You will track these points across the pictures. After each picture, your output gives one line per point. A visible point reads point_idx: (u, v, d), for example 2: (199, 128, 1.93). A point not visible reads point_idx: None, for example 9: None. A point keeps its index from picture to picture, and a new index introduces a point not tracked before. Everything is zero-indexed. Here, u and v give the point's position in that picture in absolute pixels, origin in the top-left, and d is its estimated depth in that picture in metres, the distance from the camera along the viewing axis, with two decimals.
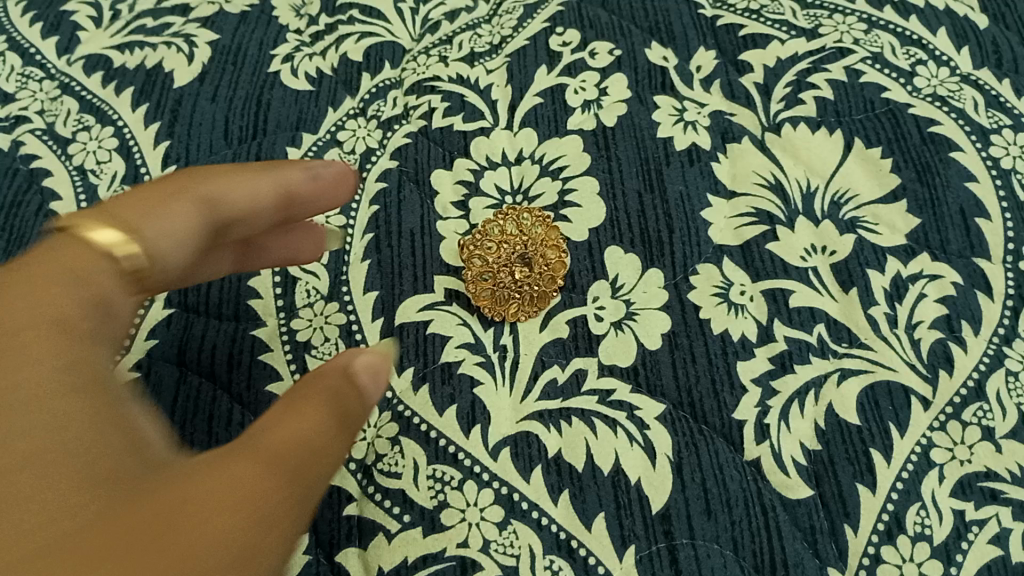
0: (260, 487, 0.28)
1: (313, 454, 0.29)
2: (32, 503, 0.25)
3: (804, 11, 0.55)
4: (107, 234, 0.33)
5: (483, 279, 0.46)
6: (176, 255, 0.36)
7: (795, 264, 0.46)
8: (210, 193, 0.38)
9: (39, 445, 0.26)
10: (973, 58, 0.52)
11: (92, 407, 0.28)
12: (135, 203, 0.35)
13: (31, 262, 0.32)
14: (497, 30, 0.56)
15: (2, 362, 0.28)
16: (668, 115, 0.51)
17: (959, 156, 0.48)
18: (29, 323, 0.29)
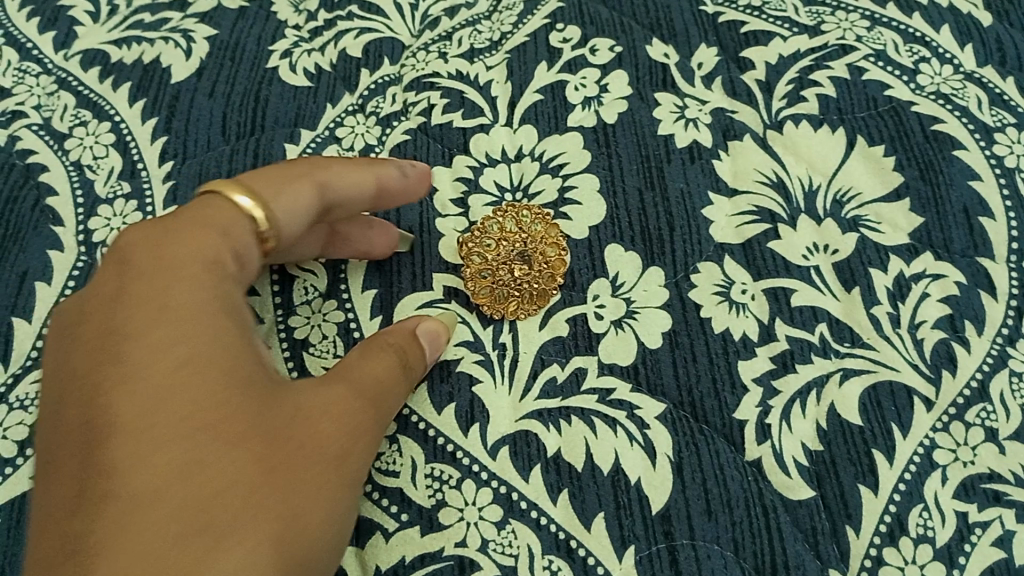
0: (348, 409, 0.36)
1: (393, 388, 0.38)
2: (202, 414, 0.31)
3: (806, 8, 0.54)
4: (245, 202, 0.38)
5: (483, 277, 0.45)
6: (293, 230, 0.40)
7: (797, 263, 0.45)
8: (324, 180, 0.41)
9: (202, 369, 0.32)
10: (976, 56, 0.52)
11: (237, 342, 0.34)
12: (268, 180, 0.40)
13: (186, 217, 0.37)
14: (497, 26, 0.55)
15: (172, 294, 0.34)
16: (669, 112, 0.51)
17: (962, 154, 0.48)
18: (191, 265, 0.35)
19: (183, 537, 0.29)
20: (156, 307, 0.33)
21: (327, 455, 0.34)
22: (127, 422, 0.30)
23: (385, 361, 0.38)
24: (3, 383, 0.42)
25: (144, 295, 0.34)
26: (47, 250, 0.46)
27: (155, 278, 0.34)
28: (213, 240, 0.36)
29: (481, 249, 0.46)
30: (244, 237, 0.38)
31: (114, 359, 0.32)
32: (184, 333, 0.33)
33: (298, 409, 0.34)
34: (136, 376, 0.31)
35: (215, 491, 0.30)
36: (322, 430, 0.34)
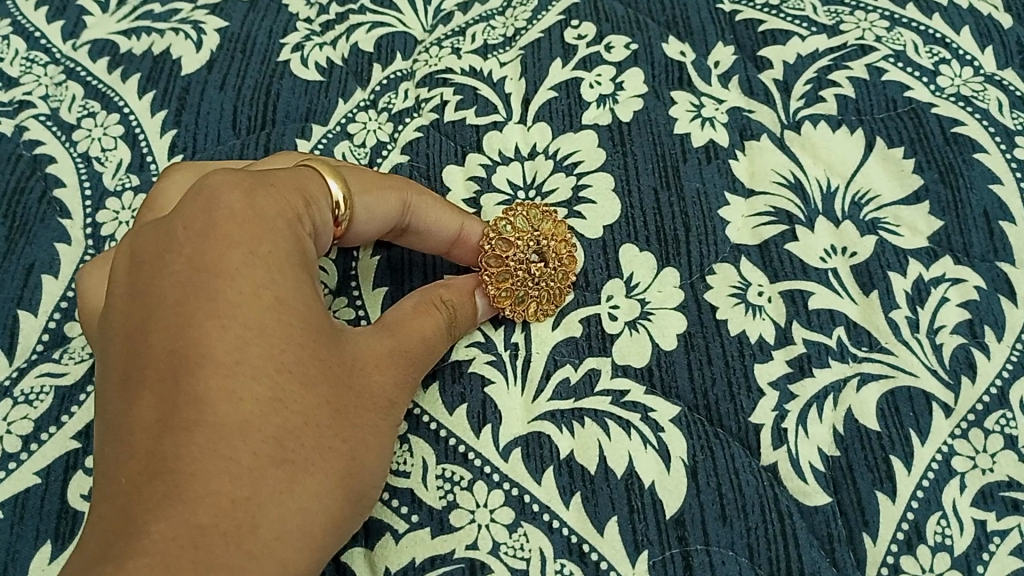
0: (396, 364, 0.38)
1: (437, 346, 0.40)
2: (278, 353, 0.33)
3: (825, 7, 0.54)
4: (335, 187, 0.40)
5: (502, 279, 0.43)
6: (365, 230, 0.42)
7: (815, 265, 0.45)
8: (414, 203, 0.43)
9: (280, 310, 0.34)
10: (997, 58, 0.51)
11: (308, 288, 0.36)
12: (362, 179, 0.42)
13: (273, 174, 0.38)
14: (511, 22, 0.55)
15: (256, 239, 0.35)
16: (685, 111, 0.50)
17: (982, 157, 0.47)
18: (272, 215, 0.36)
19: (263, 467, 0.32)
20: (250, 249, 0.34)
21: (378, 401, 0.37)
22: (222, 354, 0.32)
23: (438, 319, 0.40)
24: (8, 376, 0.41)
25: (229, 237, 0.34)
26: (54, 243, 0.45)
27: (248, 222, 0.35)
28: (299, 200, 0.38)
29: (498, 250, 0.43)
30: (326, 208, 0.39)
31: (210, 293, 0.33)
32: (274, 279, 0.34)
33: (358, 354, 0.36)
34: (226, 316, 0.33)
35: (296, 424, 0.33)
36: (374, 378, 0.37)
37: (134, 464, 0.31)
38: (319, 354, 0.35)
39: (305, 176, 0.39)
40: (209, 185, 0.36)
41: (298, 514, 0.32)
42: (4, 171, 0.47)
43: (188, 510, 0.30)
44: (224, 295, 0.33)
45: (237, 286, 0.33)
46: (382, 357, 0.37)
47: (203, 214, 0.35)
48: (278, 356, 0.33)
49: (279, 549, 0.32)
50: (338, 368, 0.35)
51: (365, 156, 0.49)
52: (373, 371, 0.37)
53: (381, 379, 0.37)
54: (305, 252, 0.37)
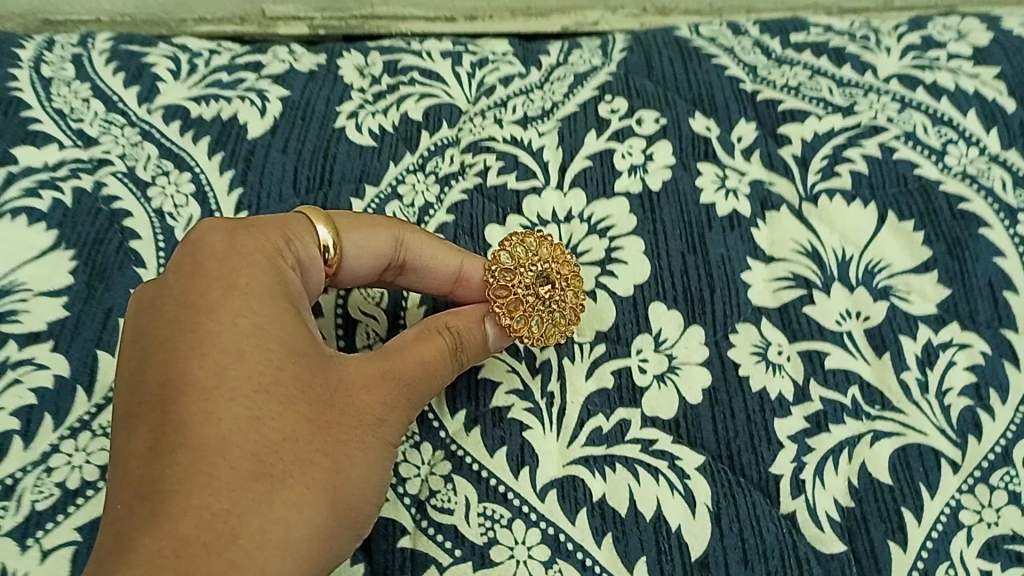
0: (380, 385, 0.41)
1: (441, 373, 0.43)
2: (259, 374, 0.37)
3: (839, 89, 0.58)
4: (321, 230, 0.44)
5: (511, 306, 0.46)
6: (359, 267, 0.45)
7: (831, 327, 0.48)
8: (406, 240, 0.46)
9: (258, 334, 0.38)
10: (1001, 139, 0.55)
11: (288, 314, 0.40)
12: (353, 220, 0.46)
13: (258, 219, 0.43)
14: (548, 96, 0.59)
15: (234, 273, 0.40)
16: (710, 182, 0.54)
17: (987, 231, 0.51)
18: (250, 251, 0.41)
19: (246, 481, 0.35)
20: (228, 282, 0.39)
21: (364, 419, 0.40)
22: (204, 376, 0.36)
23: (442, 345, 0.43)
24: (87, 411, 0.45)
25: (211, 274, 0.40)
26: (130, 289, 0.49)
27: (226, 260, 0.40)
28: (280, 232, 0.43)
29: (504, 280, 0.46)
30: (312, 246, 0.44)
31: (193, 324, 0.38)
32: (251, 305, 0.39)
33: (343, 375, 0.40)
34: (209, 342, 0.37)
35: (278, 440, 0.36)
36: (360, 398, 0.40)
37: (128, 487, 0.35)
38: (302, 376, 0.39)
39: (293, 220, 0.44)
40: (196, 234, 0.42)
41: (281, 523, 0.35)
42: (85, 224, 0.51)
43: (172, 522, 0.33)
44: (202, 320, 0.38)
45: (215, 314, 0.38)
46: (370, 377, 0.41)
47: (184, 258, 0.41)
48: (257, 376, 0.37)
49: (264, 555, 0.34)
50: (320, 387, 0.39)
51: (414, 215, 0.53)
52: (358, 391, 0.40)
53: (369, 398, 0.40)
54: (286, 279, 0.41)
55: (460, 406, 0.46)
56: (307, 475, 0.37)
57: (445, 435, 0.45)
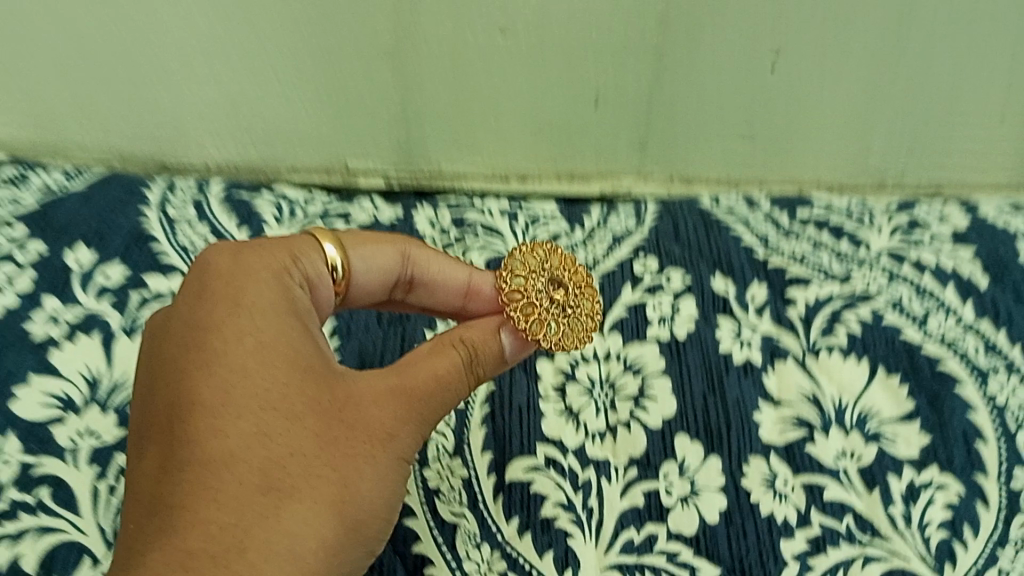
0: (386, 400, 0.44)
1: (454, 384, 0.46)
2: (265, 392, 0.42)
3: (838, 261, 0.69)
4: (330, 247, 0.51)
5: (530, 309, 0.50)
6: (371, 281, 0.52)
7: (829, 464, 0.57)
8: (416, 254, 0.54)
9: (263, 352, 0.43)
10: (975, 309, 0.66)
11: (295, 333, 0.44)
12: (360, 239, 0.53)
13: (265, 240, 0.49)
14: (591, 252, 0.71)
15: (241, 294, 0.44)
16: (728, 334, 0.64)
17: (961, 388, 0.60)
18: (254, 273, 0.45)
19: (253, 496, 0.40)
20: (234, 303, 0.44)
21: (373, 435, 0.43)
22: (212, 396, 0.41)
23: (455, 357, 0.46)
24: None
25: (219, 296, 0.44)
26: None
27: (233, 281, 0.45)
28: (285, 252, 0.48)
29: (523, 284, 0.51)
30: (320, 264, 0.50)
31: (201, 344, 0.43)
32: (256, 326, 0.43)
33: (351, 394, 0.44)
34: (215, 361, 0.42)
35: (284, 456, 0.41)
36: (366, 414, 0.44)
37: (144, 502, 0.40)
38: (309, 393, 0.43)
39: (301, 240, 0.50)
40: (205, 259, 0.47)
41: (286, 537, 0.40)
42: None
43: (178, 536, 0.38)
44: (212, 339, 0.43)
45: (222, 335, 0.43)
46: (378, 395, 0.44)
47: (196, 280, 0.46)
48: (261, 395, 0.42)
49: (269, 566, 0.39)
50: (326, 403, 0.43)
51: None
52: (364, 408, 0.44)
53: (376, 415, 0.44)
54: (294, 299, 0.46)
55: (514, 514, 0.54)
56: (316, 491, 0.41)
57: (501, 538, 0.53)
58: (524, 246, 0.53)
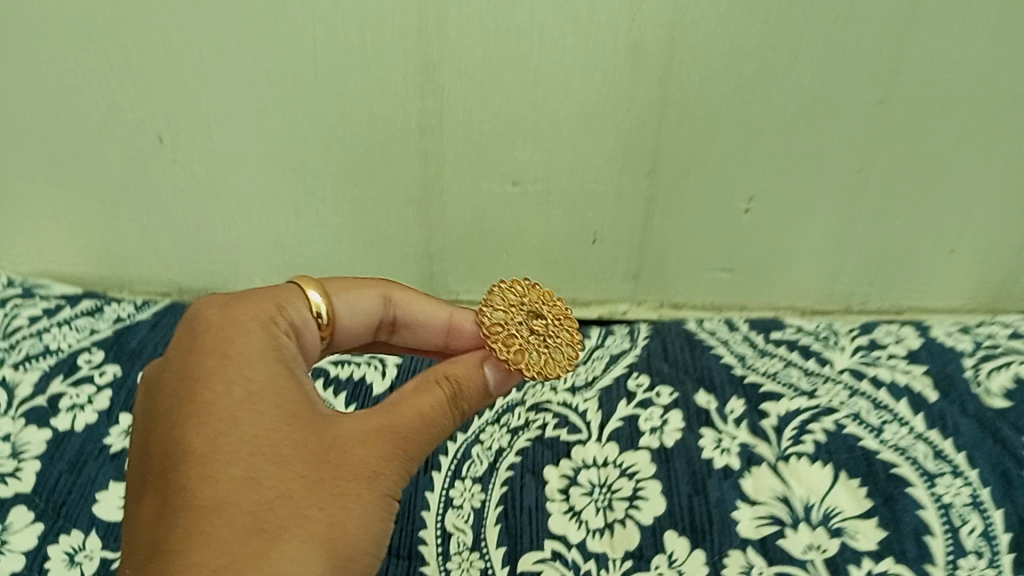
0: (373, 440, 0.47)
1: (438, 417, 0.50)
2: (256, 436, 0.44)
3: (806, 377, 0.80)
4: (314, 293, 0.58)
5: (510, 341, 0.56)
6: (354, 319, 0.60)
7: (798, 555, 0.65)
8: (396, 297, 0.63)
9: (252, 401, 0.46)
10: (925, 420, 0.75)
11: (282, 382, 0.47)
12: (343, 284, 0.61)
13: (253, 296, 0.53)
14: (590, 371, 0.82)
15: (231, 348, 0.48)
16: (710, 442, 0.73)
17: (912, 489, 0.69)
18: (241, 330, 0.50)
19: (246, 537, 0.41)
20: (224, 357, 0.48)
21: (360, 472, 0.46)
22: (204, 444, 0.44)
23: (438, 395, 0.51)
24: None
25: (210, 353, 0.48)
26: None
27: (223, 338, 0.49)
28: (272, 309, 0.53)
29: (504, 320, 0.57)
30: (306, 308, 0.56)
31: (193, 397, 0.46)
32: (245, 376, 0.47)
33: (338, 435, 0.47)
34: (208, 411, 0.45)
35: (275, 495, 0.43)
36: (353, 453, 0.46)
37: (141, 553, 0.42)
38: (297, 435, 0.45)
39: (287, 291, 0.56)
40: (196, 323, 0.51)
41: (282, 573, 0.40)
42: None
43: None
44: (204, 391, 0.46)
45: (213, 387, 0.46)
46: (364, 434, 0.47)
47: (189, 341, 0.50)
48: (251, 439, 0.44)
49: None
50: (315, 443, 0.46)
51: (491, 455, 0.73)
52: (350, 449, 0.46)
53: (363, 454, 0.46)
54: (282, 350, 0.50)
55: None
56: (308, 528, 0.42)
57: None
58: (502, 286, 0.61)
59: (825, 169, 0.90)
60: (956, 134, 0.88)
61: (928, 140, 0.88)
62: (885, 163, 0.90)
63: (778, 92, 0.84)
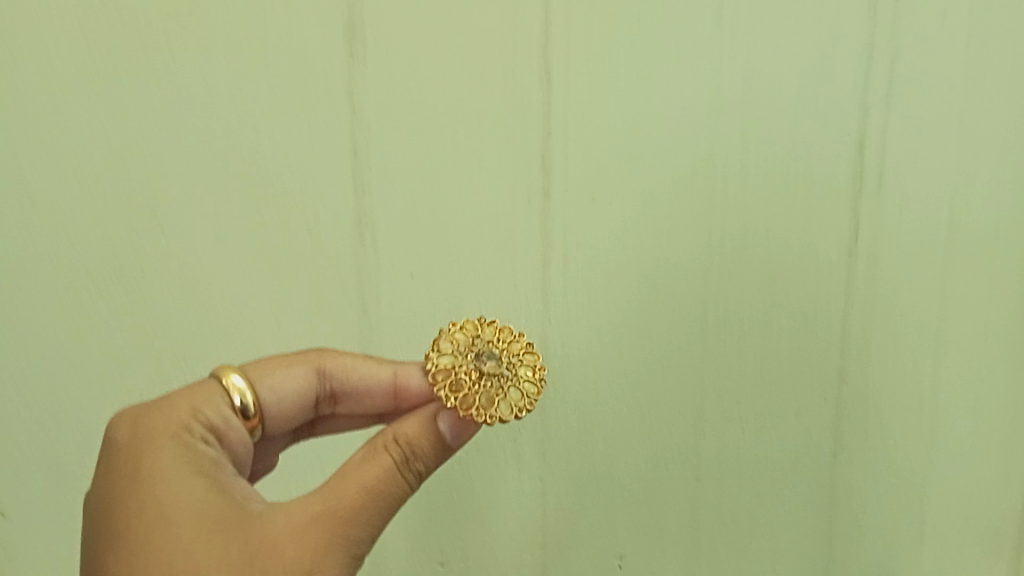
0: (305, 534, 0.68)
1: (374, 487, 0.71)
2: (192, 552, 0.66)
3: None
4: (238, 380, 0.84)
5: (463, 395, 0.78)
6: (288, 394, 0.87)
7: None
8: (330, 368, 0.89)
9: (186, 523, 0.68)
10: None
11: (209, 502, 0.70)
12: (276, 369, 0.87)
13: (181, 406, 0.78)
14: None
15: (166, 478, 0.71)
16: None
17: None
18: (169, 461, 0.72)
19: None
20: (159, 486, 0.70)
21: (293, 566, 0.66)
22: (151, 564, 0.66)
23: (376, 473, 0.72)
24: None
25: (149, 483, 0.71)
26: None
27: (158, 468, 0.72)
28: (187, 421, 0.76)
29: (459, 359, 0.82)
30: (225, 399, 0.82)
31: (139, 524, 0.68)
32: (178, 504, 0.69)
33: (270, 538, 0.67)
34: (152, 535, 0.67)
35: None
36: (287, 549, 0.67)
37: None
38: (230, 545, 0.67)
39: (214, 388, 0.82)
40: (134, 454, 0.74)
41: None
42: None
43: None
44: (149, 517, 0.68)
45: (155, 514, 0.69)
46: (297, 532, 0.68)
47: (132, 470, 0.72)
48: (188, 553, 0.66)
49: None
50: (248, 544, 0.67)
51: None
52: (281, 547, 0.67)
53: (296, 551, 0.67)
54: (199, 465, 0.73)
55: None
56: None
57: None
58: (460, 324, 0.85)
59: (666, 524, 1.29)
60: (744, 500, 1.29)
61: (728, 509, 1.29)
62: (703, 523, 1.29)
63: (617, 476, 1.26)
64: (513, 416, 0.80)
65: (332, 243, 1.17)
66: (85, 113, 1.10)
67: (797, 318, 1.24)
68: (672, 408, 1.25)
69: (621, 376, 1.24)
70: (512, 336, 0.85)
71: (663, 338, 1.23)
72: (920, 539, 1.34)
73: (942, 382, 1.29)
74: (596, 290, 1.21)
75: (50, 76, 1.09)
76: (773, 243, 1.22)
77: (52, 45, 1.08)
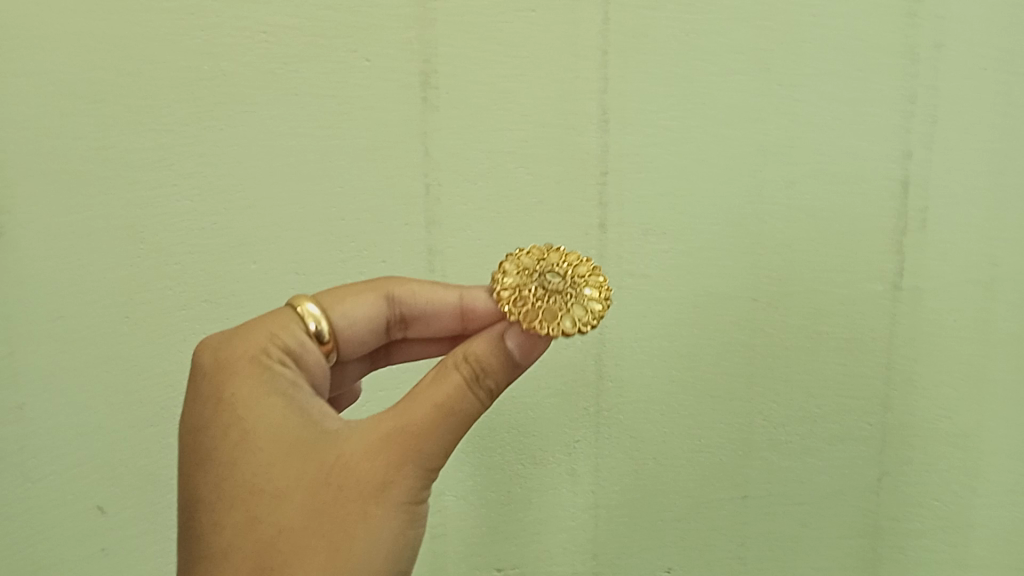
0: (377, 452, 0.74)
1: (443, 404, 0.75)
2: (274, 467, 0.74)
3: None
4: (313, 308, 0.90)
5: (526, 312, 0.82)
6: (361, 321, 0.94)
7: None
8: (399, 293, 0.96)
9: (267, 442, 0.75)
10: None
11: (287, 423, 0.77)
12: (348, 298, 0.94)
13: (258, 331, 0.85)
14: None
15: (247, 400, 0.78)
16: None
17: None
18: (249, 384, 0.80)
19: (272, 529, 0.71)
20: (242, 408, 0.78)
21: (367, 481, 0.73)
22: (236, 478, 0.74)
23: (446, 390, 0.76)
24: None
25: (232, 405, 0.78)
26: None
27: (238, 390, 0.79)
28: (264, 344, 0.83)
29: (523, 278, 0.87)
30: (300, 325, 0.88)
31: (224, 443, 0.76)
32: (259, 423, 0.77)
33: (345, 455, 0.74)
34: (236, 451, 0.76)
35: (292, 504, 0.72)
36: (361, 465, 0.73)
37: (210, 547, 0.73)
38: (308, 461, 0.74)
39: (289, 316, 0.89)
40: (217, 377, 0.81)
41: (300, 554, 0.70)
42: None
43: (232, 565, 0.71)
44: (233, 435, 0.76)
45: (239, 433, 0.76)
46: (370, 450, 0.74)
47: (217, 392, 0.80)
48: (270, 467, 0.74)
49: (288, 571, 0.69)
50: (326, 459, 0.74)
51: None
52: (355, 464, 0.74)
53: (370, 467, 0.73)
54: (276, 386, 0.80)
55: None
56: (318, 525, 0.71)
57: None
58: (527, 249, 0.91)
59: (717, 543, 1.35)
60: (795, 526, 1.36)
61: (779, 533, 1.36)
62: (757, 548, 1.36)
63: (670, 497, 1.33)
64: (576, 330, 0.83)
65: (404, 273, 1.26)
66: (178, 153, 1.18)
67: (844, 354, 1.31)
68: (724, 432, 1.31)
69: (671, 402, 1.30)
70: (579, 259, 0.88)
71: (713, 368, 1.30)
72: (966, 564, 1.42)
73: (980, 410, 1.36)
74: (650, 319, 1.28)
75: (155, 123, 1.17)
76: (819, 280, 1.29)
77: (157, 94, 1.16)
